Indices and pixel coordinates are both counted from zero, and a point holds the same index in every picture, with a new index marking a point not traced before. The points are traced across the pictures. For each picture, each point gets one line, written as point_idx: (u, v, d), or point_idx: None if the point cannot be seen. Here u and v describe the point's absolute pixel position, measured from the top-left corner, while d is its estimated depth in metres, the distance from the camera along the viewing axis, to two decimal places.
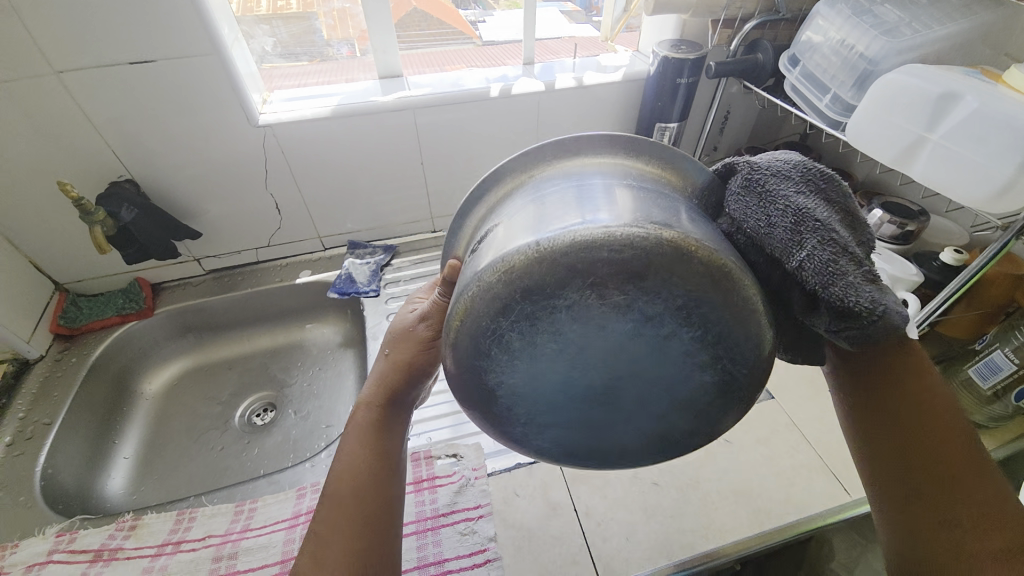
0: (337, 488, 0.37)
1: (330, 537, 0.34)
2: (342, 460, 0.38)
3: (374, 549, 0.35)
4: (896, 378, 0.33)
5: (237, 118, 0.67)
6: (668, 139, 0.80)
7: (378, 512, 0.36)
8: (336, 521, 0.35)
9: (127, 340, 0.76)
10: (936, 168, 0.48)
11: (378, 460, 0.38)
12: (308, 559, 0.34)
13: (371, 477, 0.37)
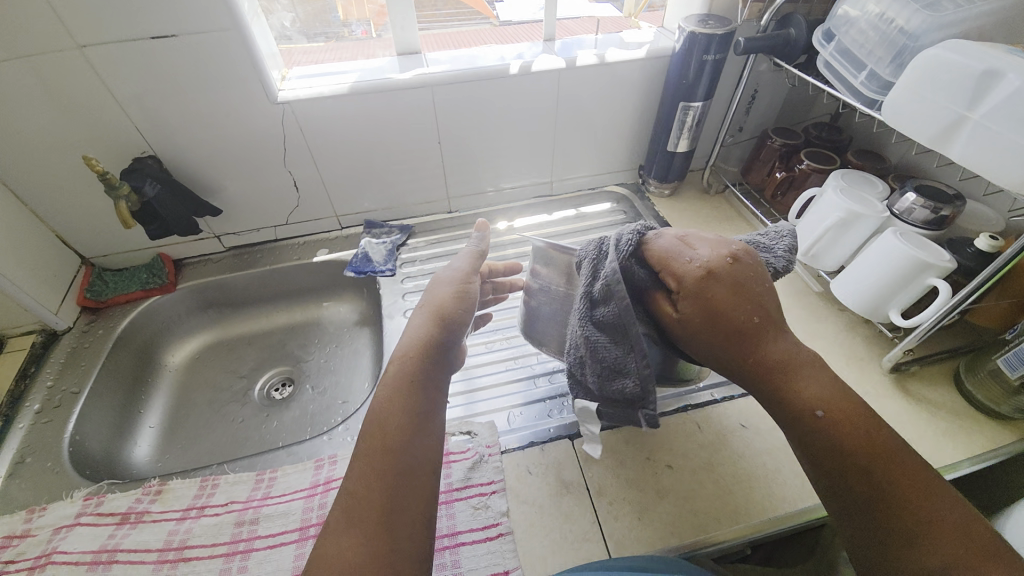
0: (367, 441, 0.37)
1: (358, 488, 0.35)
2: (373, 414, 0.39)
3: (400, 500, 0.35)
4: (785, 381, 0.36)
5: (256, 93, 0.67)
6: (692, 118, 0.77)
7: (406, 465, 0.36)
8: (364, 473, 0.36)
9: (150, 314, 0.78)
10: (975, 148, 0.46)
11: (405, 413, 0.39)
12: (339, 510, 0.34)
13: (399, 430, 0.38)
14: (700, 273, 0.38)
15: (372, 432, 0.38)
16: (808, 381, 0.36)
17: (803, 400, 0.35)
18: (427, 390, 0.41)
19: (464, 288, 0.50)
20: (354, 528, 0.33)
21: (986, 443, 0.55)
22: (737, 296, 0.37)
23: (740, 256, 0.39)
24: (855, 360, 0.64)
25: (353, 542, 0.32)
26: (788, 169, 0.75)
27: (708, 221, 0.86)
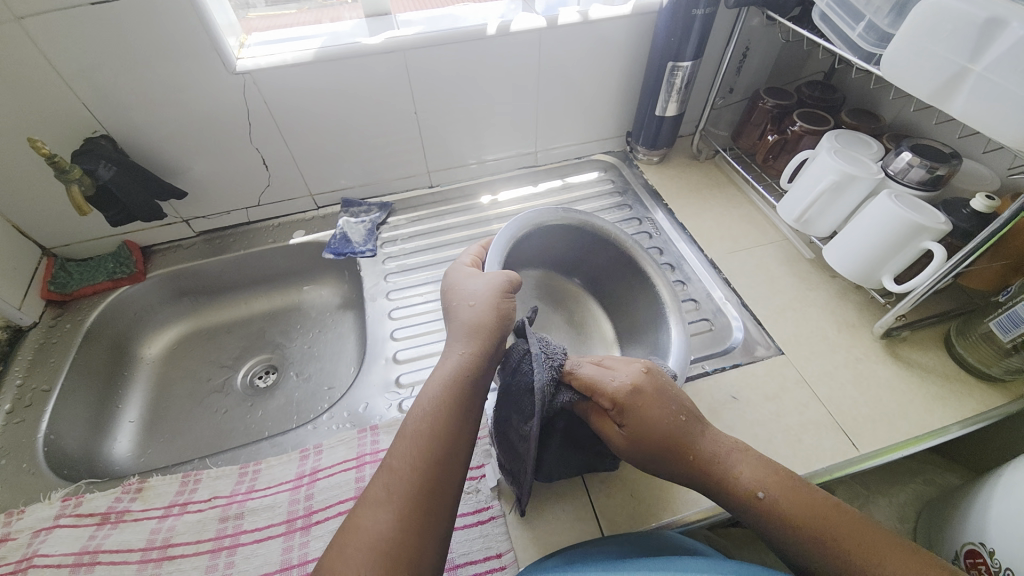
0: (414, 426, 0.39)
1: (401, 470, 0.36)
2: (422, 401, 0.40)
3: (435, 488, 0.36)
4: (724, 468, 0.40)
5: (213, 64, 0.62)
6: (681, 80, 0.73)
7: (447, 457, 0.37)
8: (408, 456, 0.37)
9: (121, 306, 0.74)
10: (978, 103, 0.43)
11: (454, 406, 0.40)
12: (380, 489, 0.36)
13: (446, 423, 0.39)
14: (627, 410, 0.42)
15: (420, 420, 0.39)
16: (741, 464, 0.40)
17: (740, 485, 0.40)
18: (476, 387, 0.42)
19: (503, 299, 0.48)
20: (392, 508, 0.34)
21: (976, 405, 0.55)
22: (658, 425, 0.41)
23: (651, 368, 0.45)
24: (847, 327, 0.63)
25: (390, 521, 0.34)
26: (780, 132, 0.72)
27: (698, 188, 0.83)
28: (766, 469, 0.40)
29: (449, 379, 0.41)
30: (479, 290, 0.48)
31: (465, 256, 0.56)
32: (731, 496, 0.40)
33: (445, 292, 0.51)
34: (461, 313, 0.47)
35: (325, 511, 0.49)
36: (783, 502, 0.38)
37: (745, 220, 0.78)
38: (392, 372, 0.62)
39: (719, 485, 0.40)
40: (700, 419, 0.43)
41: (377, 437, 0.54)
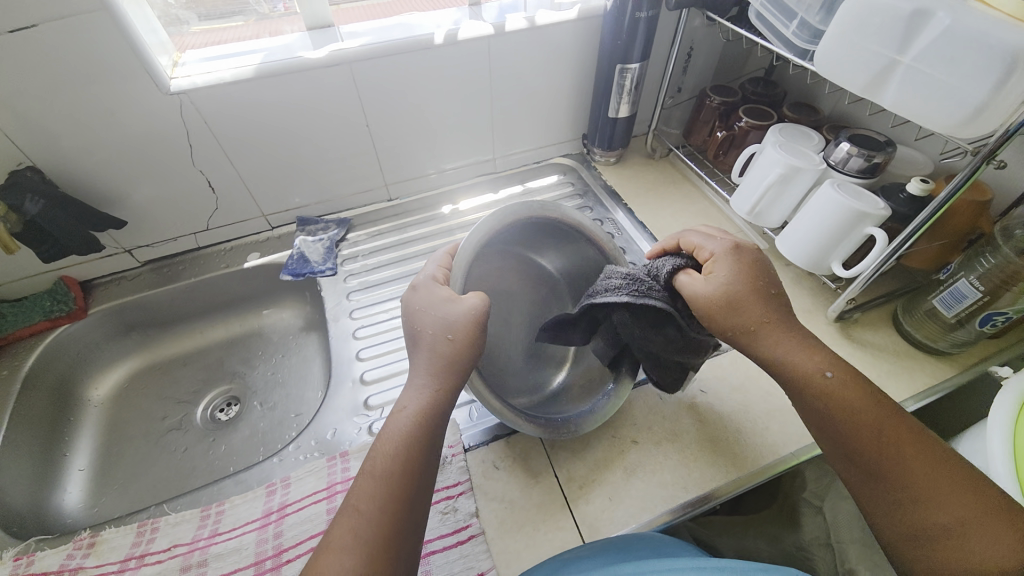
0: (381, 465, 0.37)
1: (367, 513, 0.35)
2: (390, 438, 0.38)
3: (402, 529, 0.35)
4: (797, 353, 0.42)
5: (145, 85, 0.58)
6: (631, 81, 0.74)
7: (412, 498, 0.36)
8: (375, 498, 0.35)
9: (62, 347, 0.69)
10: (907, 94, 0.45)
11: (422, 445, 0.38)
12: (345, 533, 0.34)
13: (414, 463, 0.37)
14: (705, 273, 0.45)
15: (389, 459, 0.37)
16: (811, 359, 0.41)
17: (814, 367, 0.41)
18: (439, 426, 0.40)
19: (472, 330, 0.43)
20: (356, 553, 0.33)
21: (927, 379, 0.58)
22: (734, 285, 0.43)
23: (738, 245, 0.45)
24: (804, 313, 0.66)
25: (352, 567, 0.32)
26: (728, 128, 0.75)
27: (654, 186, 0.85)
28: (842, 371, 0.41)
29: (418, 418, 0.39)
30: (450, 319, 0.43)
31: (429, 266, 0.50)
32: (800, 383, 0.41)
33: (407, 312, 0.46)
34: (434, 342, 0.42)
35: (296, 548, 0.47)
36: (846, 394, 0.39)
37: (701, 215, 0.80)
38: (360, 395, 0.61)
39: (788, 374, 0.41)
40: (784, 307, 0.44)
41: (348, 464, 0.52)
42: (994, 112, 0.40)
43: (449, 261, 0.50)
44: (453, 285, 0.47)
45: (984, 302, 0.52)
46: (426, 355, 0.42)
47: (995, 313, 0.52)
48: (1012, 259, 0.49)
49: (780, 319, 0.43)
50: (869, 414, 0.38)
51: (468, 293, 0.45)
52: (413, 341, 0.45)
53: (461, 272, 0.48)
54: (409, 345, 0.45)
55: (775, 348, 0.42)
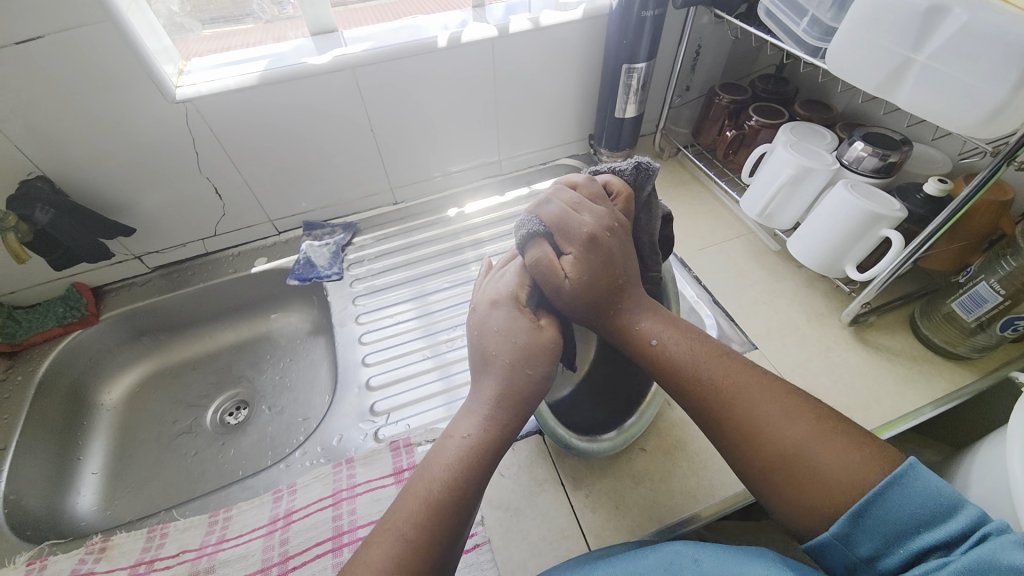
0: (435, 492, 0.36)
1: (406, 533, 0.34)
2: (447, 464, 0.37)
3: (439, 564, 0.34)
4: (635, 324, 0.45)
5: (151, 94, 0.59)
6: (637, 81, 0.73)
7: (456, 532, 0.35)
8: (422, 525, 0.34)
9: (75, 353, 0.70)
10: (923, 92, 0.44)
11: (472, 475, 0.37)
12: (386, 557, 0.33)
13: (465, 495, 0.36)
14: (563, 265, 0.45)
15: (443, 487, 0.36)
16: (648, 324, 0.45)
17: (645, 333, 0.44)
18: (494, 463, 0.39)
19: (534, 361, 0.42)
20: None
21: (946, 385, 0.56)
22: (576, 281, 0.44)
23: (597, 236, 0.45)
24: (817, 317, 0.64)
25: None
26: (737, 127, 0.73)
27: (663, 187, 0.83)
28: (679, 331, 0.44)
29: (478, 449, 0.38)
30: (530, 350, 0.43)
31: (506, 281, 0.48)
32: (642, 351, 0.44)
33: (482, 331, 0.45)
34: (511, 372, 0.42)
35: (301, 555, 0.47)
36: (674, 349, 0.43)
37: (711, 216, 0.78)
38: (366, 401, 0.61)
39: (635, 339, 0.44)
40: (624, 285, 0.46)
41: (354, 471, 0.52)
42: (1014, 112, 0.38)
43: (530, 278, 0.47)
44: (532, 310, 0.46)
45: (1004, 307, 0.50)
46: (495, 381, 0.42)
47: (1016, 318, 0.50)
48: None
49: (624, 296, 0.46)
50: (702, 366, 0.41)
51: (545, 323, 0.45)
52: (482, 363, 0.44)
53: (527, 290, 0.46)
54: (478, 364, 0.43)
55: (620, 321, 0.45)
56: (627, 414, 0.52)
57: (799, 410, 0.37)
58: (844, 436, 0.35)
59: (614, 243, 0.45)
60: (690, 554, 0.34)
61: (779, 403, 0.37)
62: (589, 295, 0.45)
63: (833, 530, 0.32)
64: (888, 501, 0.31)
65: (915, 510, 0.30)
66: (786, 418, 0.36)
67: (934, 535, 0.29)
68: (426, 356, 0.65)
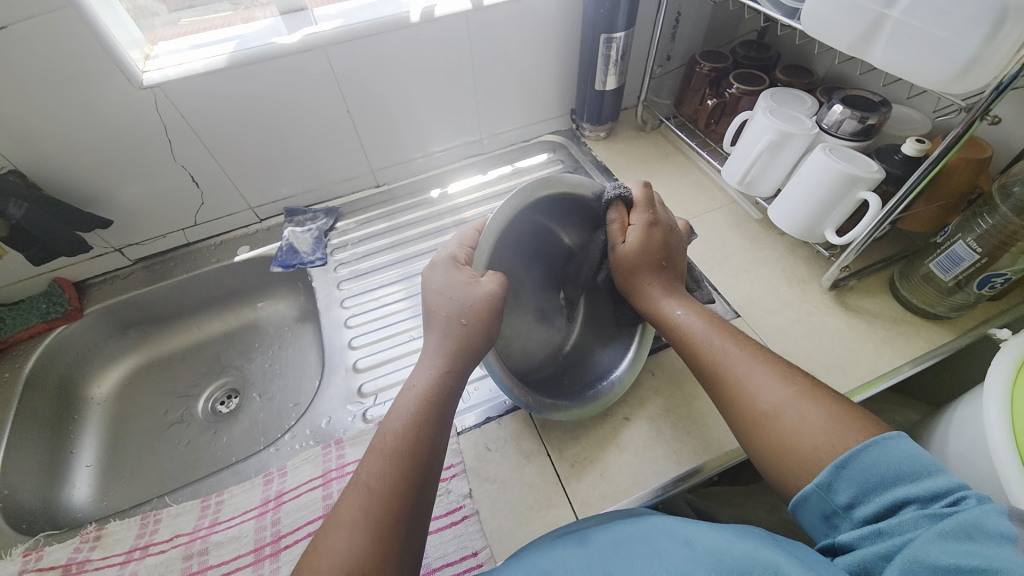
0: (391, 443, 0.37)
1: (374, 486, 0.35)
2: (401, 415, 0.39)
3: (410, 503, 0.35)
4: (660, 296, 0.48)
5: (118, 84, 0.57)
6: (616, 52, 0.71)
7: (421, 472, 0.36)
8: (385, 474, 0.35)
9: (60, 348, 0.69)
10: (897, 50, 0.43)
11: (428, 424, 0.38)
12: (354, 508, 0.34)
13: (428, 440, 0.38)
14: (631, 230, 0.49)
15: (398, 436, 0.37)
16: (673, 301, 0.48)
17: (669, 305, 0.47)
18: (447, 407, 0.40)
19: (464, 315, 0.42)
20: (366, 528, 0.33)
21: (925, 344, 0.57)
22: (633, 245, 0.48)
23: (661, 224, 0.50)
24: (798, 283, 0.65)
25: (361, 542, 0.32)
26: (718, 96, 0.73)
27: (646, 159, 0.83)
28: (700, 310, 0.47)
29: (426, 397, 0.40)
30: (463, 303, 0.42)
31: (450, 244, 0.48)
32: (662, 319, 0.47)
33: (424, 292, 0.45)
34: (448, 327, 0.42)
35: (293, 534, 0.48)
36: (692, 325, 0.46)
37: (694, 187, 0.78)
38: (353, 382, 0.61)
39: (659, 309, 0.48)
40: (663, 265, 0.49)
41: (343, 451, 0.53)
42: (985, 66, 0.38)
43: (472, 240, 0.48)
44: (474, 266, 0.45)
45: (981, 265, 0.51)
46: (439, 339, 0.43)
47: (994, 275, 0.50)
48: (1010, 219, 0.47)
49: (660, 273, 0.49)
50: (720, 335, 0.45)
51: (487, 275, 0.44)
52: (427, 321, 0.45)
53: (486, 253, 0.45)
54: (423, 325, 0.45)
55: (647, 290, 0.49)
56: (602, 378, 0.52)
57: (794, 381, 0.40)
58: (832, 406, 0.37)
59: (674, 234, 0.51)
60: (684, 532, 0.34)
61: (777, 374, 0.40)
62: (638, 257, 0.48)
63: (816, 480, 0.34)
64: (869, 457, 0.33)
65: (894, 466, 0.32)
66: (779, 385, 0.40)
67: (910, 489, 0.31)
68: (412, 336, 0.65)
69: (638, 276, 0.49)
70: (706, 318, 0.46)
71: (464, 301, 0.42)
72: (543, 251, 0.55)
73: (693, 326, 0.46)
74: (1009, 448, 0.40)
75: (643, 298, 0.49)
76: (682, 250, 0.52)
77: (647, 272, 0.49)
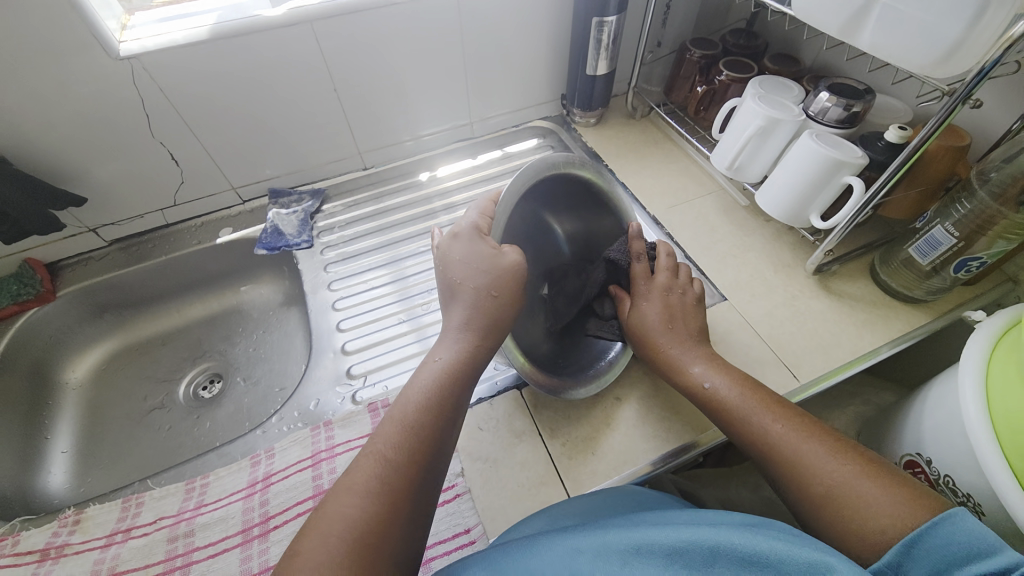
0: (412, 416, 0.37)
1: (389, 454, 0.35)
2: (423, 387, 0.39)
3: (421, 477, 0.35)
4: (686, 362, 0.48)
5: (93, 53, 0.54)
6: (608, 36, 0.71)
7: (436, 440, 0.37)
8: (403, 445, 0.36)
9: (33, 331, 0.67)
10: (885, 34, 0.44)
11: (446, 405, 0.39)
12: (367, 474, 0.34)
13: (445, 416, 0.38)
14: (637, 304, 0.51)
15: (419, 410, 0.38)
16: (698, 366, 0.47)
17: (698, 374, 0.47)
18: (469, 383, 0.41)
19: (494, 294, 0.43)
20: (376, 495, 0.33)
21: (903, 326, 0.59)
22: (640, 317, 0.51)
23: (668, 291, 0.52)
24: (783, 267, 0.66)
25: (371, 506, 0.32)
26: (708, 82, 0.73)
27: (636, 145, 0.83)
28: (728, 373, 0.46)
29: (446, 370, 0.40)
30: (487, 270, 0.43)
31: (470, 215, 0.47)
32: (693, 390, 0.47)
33: (446, 262, 0.45)
34: (479, 299, 0.43)
35: (282, 515, 0.47)
36: (727, 396, 0.45)
37: (683, 174, 0.79)
38: (342, 365, 0.60)
39: (685, 378, 0.47)
40: (679, 330, 0.50)
41: (332, 432, 0.52)
42: (968, 52, 0.39)
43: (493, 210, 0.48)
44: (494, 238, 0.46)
45: (958, 249, 0.52)
46: (465, 309, 0.43)
47: (970, 259, 0.52)
48: (988, 205, 0.49)
49: (678, 338, 0.49)
50: (755, 401, 0.43)
51: (507, 247, 0.45)
52: (449, 292, 0.45)
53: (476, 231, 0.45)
54: (447, 298, 0.45)
55: (673, 358, 0.48)
56: (600, 359, 0.54)
57: (841, 451, 0.39)
58: (889, 482, 0.36)
59: (683, 295, 0.52)
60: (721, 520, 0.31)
61: (823, 444, 0.39)
62: (651, 324, 0.50)
63: (883, 556, 0.30)
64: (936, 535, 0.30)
65: (963, 544, 0.29)
66: (827, 457, 0.38)
67: (978, 569, 0.27)
68: (401, 320, 0.65)
69: (655, 342, 0.49)
70: (737, 381, 0.45)
71: (490, 270, 0.43)
72: (541, 234, 0.56)
73: (723, 393, 0.45)
74: (982, 419, 0.42)
75: (668, 365, 0.48)
76: (695, 307, 0.52)
77: (663, 335, 0.49)
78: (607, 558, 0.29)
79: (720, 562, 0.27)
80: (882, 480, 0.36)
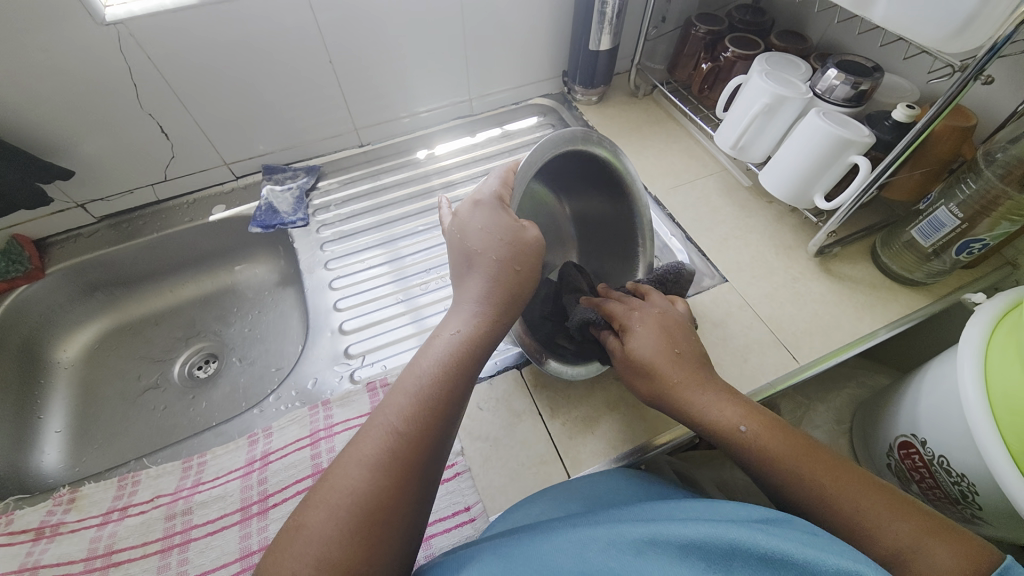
0: (427, 390, 0.36)
1: (397, 428, 0.34)
2: (437, 358, 0.38)
3: (425, 458, 0.33)
4: (709, 398, 0.40)
5: (79, 18, 0.52)
6: (612, 9, 0.69)
7: (446, 422, 0.35)
8: (413, 421, 0.34)
9: (22, 309, 0.65)
10: (900, 6, 0.43)
11: (458, 383, 0.37)
12: (374, 446, 0.33)
13: (456, 393, 0.37)
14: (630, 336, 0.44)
15: (432, 384, 0.36)
16: (721, 403, 0.40)
17: (727, 416, 0.39)
18: (485, 357, 0.40)
19: (514, 269, 0.42)
20: (379, 470, 0.32)
21: (902, 309, 0.59)
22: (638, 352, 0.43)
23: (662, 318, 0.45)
24: (784, 249, 0.66)
25: (373, 480, 0.31)
26: (713, 59, 0.72)
27: (638, 124, 0.82)
28: (754, 409, 0.40)
29: (463, 344, 0.38)
30: (496, 241, 0.42)
31: (490, 183, 0.46)
32: (722, 433, 0.39)
33: (463, 231, 0.44)
34: (498, 270, 0.42)
35: (281, 493, 0.47)
36: (767, 442, 0.37)
37: (685, 154, 0.77)
38: (339, 344, 0.60)
39: (711, 420, 0.39)
40: (687, 359, 0.43)
41: (330, 412, 0.52)
42: (982, 25, 0.38)
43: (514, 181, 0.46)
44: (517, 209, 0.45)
45: (961, 231, 0.52)
46: (483, 279, 0.42)
47: (973, 240, 0.52)
48: (993, 184, 0.49)
49: (686, 372, 0.42)
50: (793, 445, 0.37)
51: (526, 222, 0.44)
52: (465, 262, 0.44)
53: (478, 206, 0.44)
54: (464, 267, 0.43)
55: (693, 396, 0.40)
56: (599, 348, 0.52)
57: (894, 505, 0.34)
58: (951, 537, 0.31)
59: (672, 314, 0.46)
60: (735, 514, 0.29)
61: (876, 499, 0.34)
62: (653, 359, 0.42)
63: None
64: None
65: None
66: (886, 515, 0.33)
67: None
68: (397, 300, 0.64)
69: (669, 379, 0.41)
70: (769, 421, 0.39)
71: (507, 240, 0.43)
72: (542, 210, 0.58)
73: (760, 438, 0.38)
74: (980, 399, 0.42)
75: (690, 406, 0.40)
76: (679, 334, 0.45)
77: (676, 369, 0.42)
78: (620, 548, 0.27)
79: (740, 558, 0.25)
80: (955, 541, 0.31)
